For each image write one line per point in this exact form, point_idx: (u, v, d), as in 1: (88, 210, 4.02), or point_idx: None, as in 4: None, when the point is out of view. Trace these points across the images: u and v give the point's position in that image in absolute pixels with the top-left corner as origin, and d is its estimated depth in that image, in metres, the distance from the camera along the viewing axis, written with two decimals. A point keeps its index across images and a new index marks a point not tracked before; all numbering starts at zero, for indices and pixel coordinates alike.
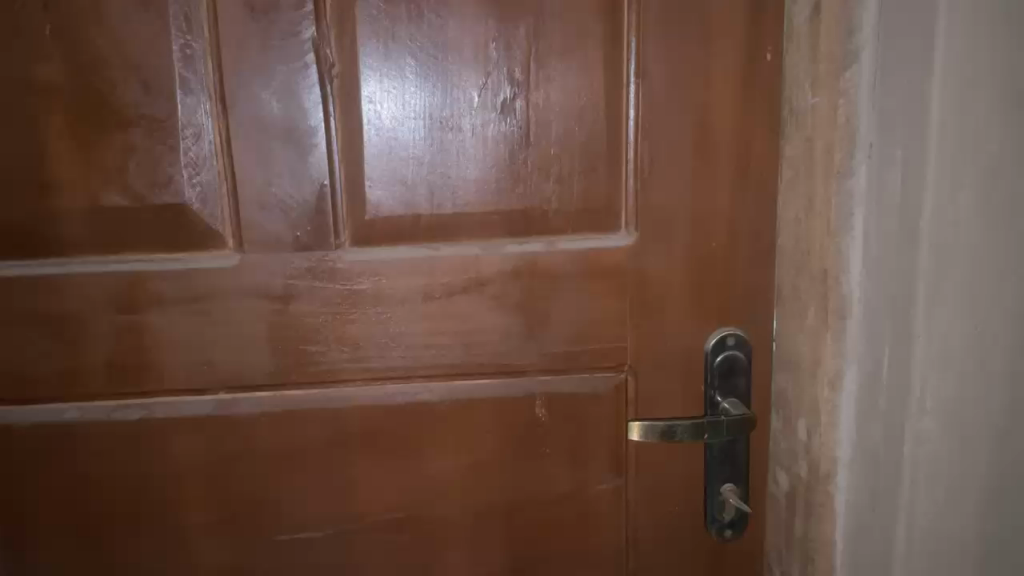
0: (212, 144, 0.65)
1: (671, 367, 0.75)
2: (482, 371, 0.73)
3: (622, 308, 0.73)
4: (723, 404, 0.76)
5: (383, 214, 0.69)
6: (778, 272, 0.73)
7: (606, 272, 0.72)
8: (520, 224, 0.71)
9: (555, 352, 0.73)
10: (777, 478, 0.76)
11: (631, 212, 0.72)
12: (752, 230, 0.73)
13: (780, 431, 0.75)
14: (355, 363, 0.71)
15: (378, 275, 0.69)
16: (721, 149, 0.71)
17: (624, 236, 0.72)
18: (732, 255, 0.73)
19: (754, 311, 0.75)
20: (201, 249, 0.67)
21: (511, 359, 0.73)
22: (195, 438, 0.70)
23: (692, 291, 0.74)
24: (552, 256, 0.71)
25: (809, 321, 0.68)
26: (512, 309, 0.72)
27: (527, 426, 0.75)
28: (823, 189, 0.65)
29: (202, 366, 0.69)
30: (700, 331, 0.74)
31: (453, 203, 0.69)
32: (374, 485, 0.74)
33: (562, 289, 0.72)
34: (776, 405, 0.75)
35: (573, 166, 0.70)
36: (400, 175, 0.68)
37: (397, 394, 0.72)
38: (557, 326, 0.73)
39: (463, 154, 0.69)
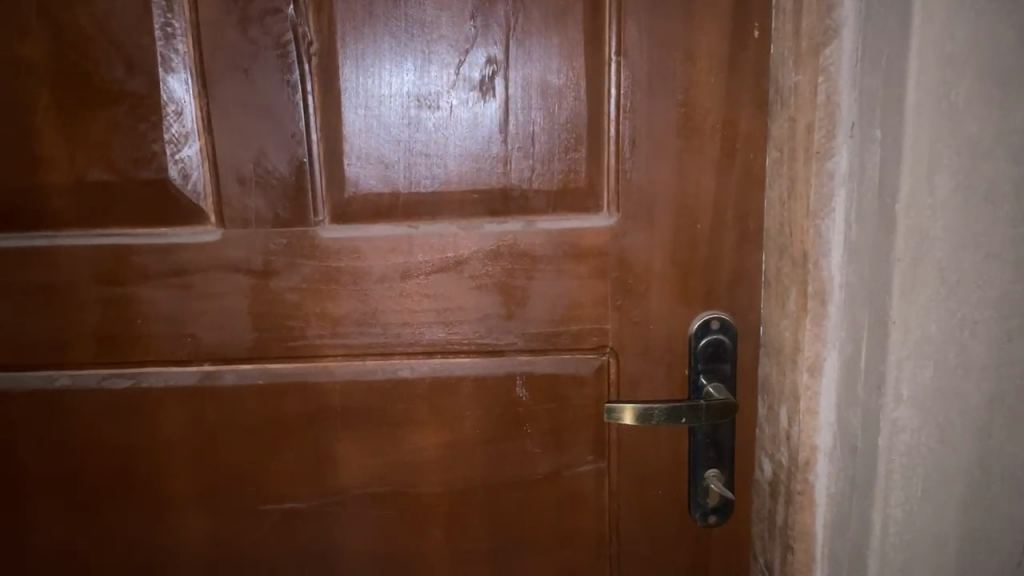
0: (193, 121, 0.67)
1: (654, 350, 0.74)
2: (462, 350, 0.73)
3: (603, 290, 0.72)
4: (708, 388, 0.74)
5: (362, 191, 0.69)
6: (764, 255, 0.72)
7: (586, 253, 0.72)
8: (500, 203, 0.71)
9: (535, 333, 0.73)
10: (762, 465, 0.75)
11: (613, 192, 0.71)
12: (738, 212, 0.71)
13: (765, 417, 0.74)
14: (336, 339, 0.72)
15: (358, 253, 0.70)
16: (706, 128, 0.70)
17: (605, 217, 0.71)
18: (717, 237, 0.72)
19: (740, 295, 0.73)
20: (184, 224, 0.69)
21: (491, 338, 0.73)
22: (179, 409, 0.72)
23: (675, 273, 0.73)
24: (531, 236, 0.71)
25: (790, 305, 0.67)
26: (491, 289, 0.72)
27: (508, 406, 0.75)
28: (803, 171, 0.64)
29: (186, 339, 0.71)
30: (684, 314, 0.74)
31: (432, 182, 0.70)
32: (355, 459, 0.75)
33: (541, 269, 0.72)
34: (762, 391, 0.74)
35: (553, 146, 0.70)
36: (379, 153, 0.69)
37: (378, 371, 0.73)
38: (537, 306, 0.73)
39: (441, 132, 0.69)
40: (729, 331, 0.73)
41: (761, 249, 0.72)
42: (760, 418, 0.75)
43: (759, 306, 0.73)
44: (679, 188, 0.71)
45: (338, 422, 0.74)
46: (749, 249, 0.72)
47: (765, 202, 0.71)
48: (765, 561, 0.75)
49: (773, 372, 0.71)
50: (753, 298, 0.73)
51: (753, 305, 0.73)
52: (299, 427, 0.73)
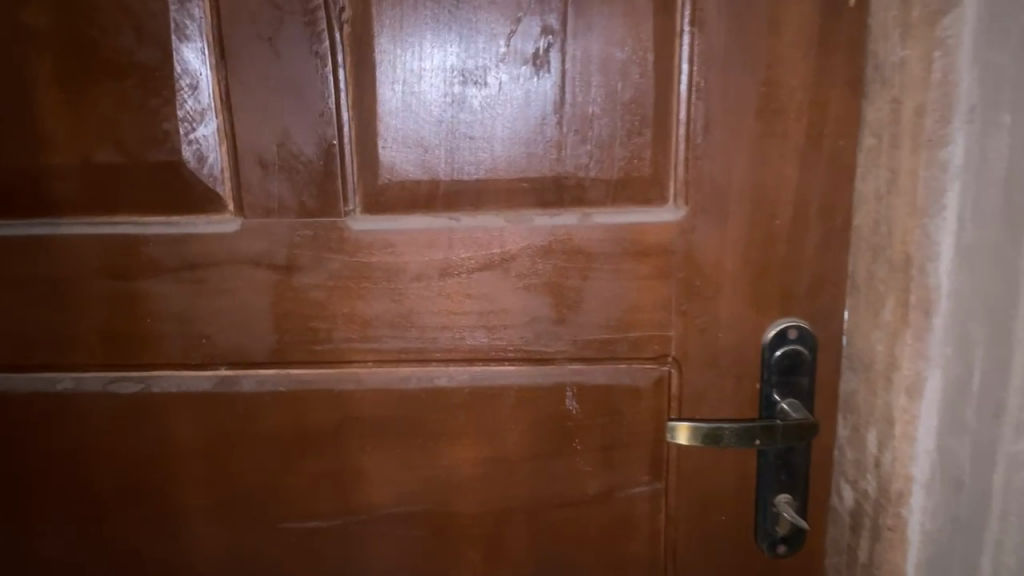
0: (210, 97, 0.59)
1: (721, 361, 0.66)
2: (505, 357, 0.65)
3: (666, 293, 0.64)
4: (782, 405, 0.66)
5: (398, 177, 0.61)
6: (850, 257, 0.63)
7: (648, 251, 0.63)
8: (553, 193, 0.62)
9: (588, 340, 0.65)
10: (841, 493, 0.67)
11: (681, 183, 0.63)
12: (823, 206, 0.63)
13: (847, 440, 0.65)
14: (365, 343, 0.64)
15: (392, 247, 0.62)
16: (789, 111, 0.61)
17: (671, 210, 0.63)
18: (798, 235, 0.63)
19: (823, 301, 0.65)
20: (199, 212, 0.62)
21: (539, 345, 0.65)
22: (193, 416, 0.65)
23: (749, 276, 0.64)
24: (587, 231, 0.63)
25: (885, 316, 0.59)
26: (541, 289, 0.64)
27: (556, 419, 0.67)
28: (908, 162, 0.55)
29: (200, 340, 0.64)
30: (757, 321, 0.65)
31: (477, 168, 0.62)
32: (385, 476, 0.67)
33: (597, 269, 0.64)
34: (844, 409, 0.65)
35: (614, 129, 0.61)
36: (417, 135, 0.61)
37: (411, 379, 0.65)
38: (591, 311, 0.64)
39: (488, 112, 0.61)
40: (809, 343, 0.65)
41: (848, 249, 0.63)
42: (840, 439, 0.66)
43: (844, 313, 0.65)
44: (757, 178, 0.62)
45: (366, 433, 0.66)
46: (835, 250, 0.64)
47: (854, 196, 0.62)
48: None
49: (860, 390, 0.63)
50: (836, 305, 0.65)
51: (837, 312, 0.65)
52: (323, 439, 0.66)
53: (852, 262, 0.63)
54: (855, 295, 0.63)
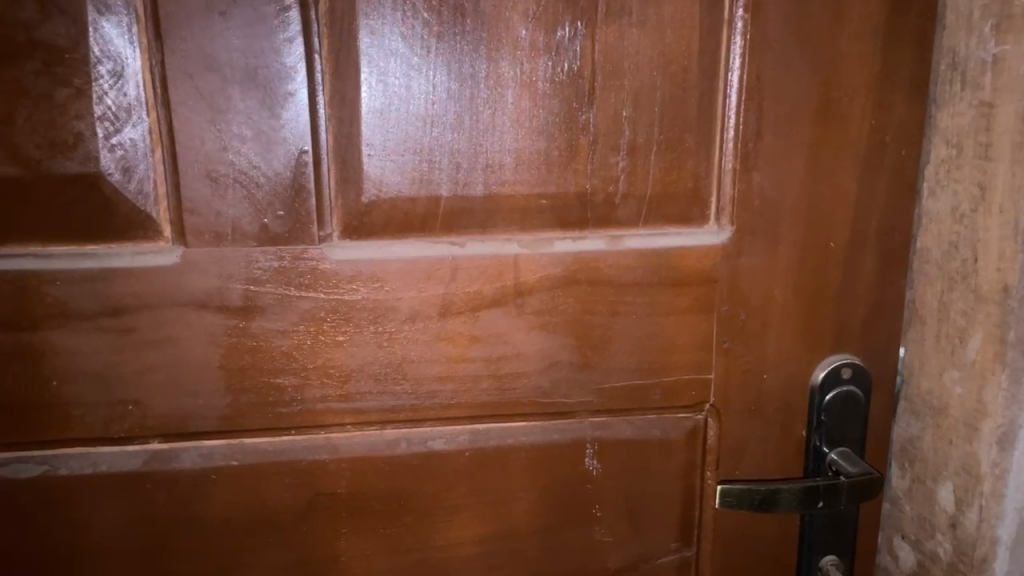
0: (141, 87, 0.45)
1: (766, 407, 0.56)
2: (516, 411, 0.53)
3: (706, 330, 0.54)
4: (831, 456, 0.57)
5: (387, 194, 0.49)
6: (912, 284, 0.55)
7: (688, 282, 0.53)
8: (577, 212, 0.51)
9: (615, 388, 0.54)
10: (897, 551, 0.59)
11: (726, 199, 0.52)
12: (886, 226, 0.54)
13: (906, 493, 0.57)
14: (343, 401, 0.51)
15: (380, 281, 0.49)
16: (852, 115, 0.52)
17: (714, 231, 0.53)
18: (857, 260, 0.54)
19: (879, 334, 0.56)
20: (126, 240, 0.47)
21: (557, 397, 0.54)
22: (115, 504, 0.50)
23: (800, 308, 0.54)
24: (617, 258, 0.52)
25: (968, 354, 0.50)
26: (561, 329, 0.52)
27: (573, 483, 0.56)
28: (1006, 175, 0.47)
29: (126, 406, 0.49)
30: (808, 360, 0.56)
31: (487, 182, 0.50)
32: (367, 563, 0.54)
33: (628, 303, 0.53)
34: (903, 457, 0.57)
35: (651, 135, 0.51)
36: (412, 140, 0.48)
37: (401, 442, 0.53)
38: (620, 353, 0.53)
39: (501, 112, 0.49)
40: (864, 383, 0.56)
41: (908, 275, 0.55)
42: (896, 490, 0.58)
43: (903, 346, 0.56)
44: (814, 195, 0.53)
45: (344, 513, 0.53)
46: (896, 275, 0.55)
47: (917, 213, 0.54)
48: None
49: (929, 436, 0.54)
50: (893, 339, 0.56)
51: (894, 347, 0.56)
52: (289, 523, 0.53)
53: (915, 289, 0.55)
54: (919, 327, 0.55)
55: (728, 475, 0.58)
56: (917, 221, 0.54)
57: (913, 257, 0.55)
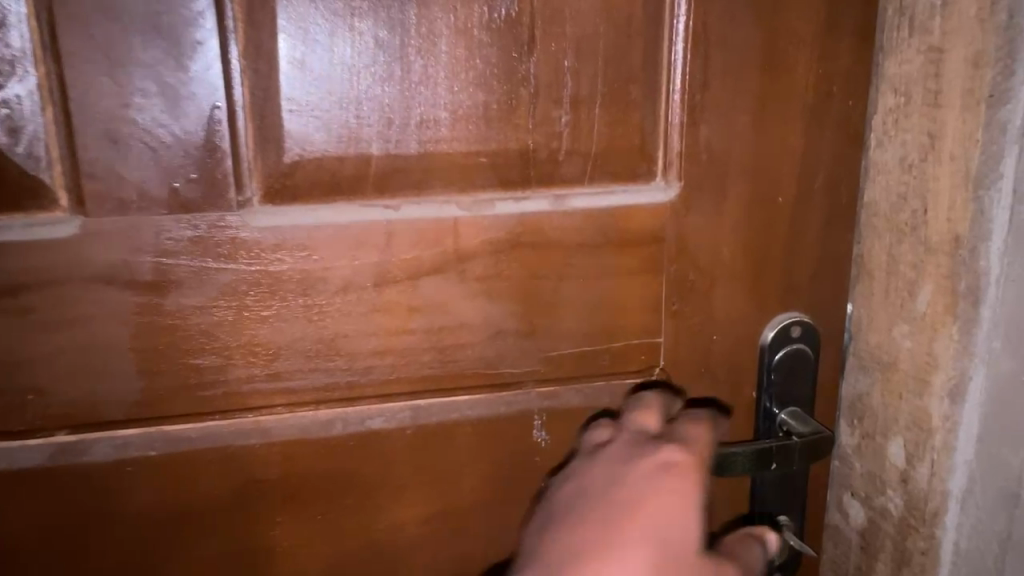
0: (24, 36, 0.40)
1: (715, 368, 0.55)
2: (462, 384, 0.50)
3: (654, 292, 0.52)
4: (782, 417, 0.56)
5: (312, 152, 0.44)
6: (859, 238, 0.54)
7: (635, 241, 0.51)
8: (518, 170, 0.48)
9: (562, 356, 0.52)
10: (846, 509, 0.58)
11: (674, 153, 0.50)
12: (833, 178, 0.52)
13: (856, 449, 0.56)
14: (272, 381, 0.47)
15: (307, 249, 0.45)
16: (800, 63, 0.50)
17: (661, 188, 0.50)
18: (805, 214, 0.53)
19: (826, 290, 0.55)
20: (18, 211, 0.42)
21: (503, 367, 0.51)
22: (20, 504, 0.45)
23: (749, 266, 0.53)
24: (561, 218, 0.49)
25: (919, 307, 0.50)
26: (505, 295, 0.49)
27: (521, 457, 0.53)
28: (956, 122, 0.46)
29: (26, 396, 0.44)
30: (756, 319, 0.54)
31: (420, 137, 0.46)
32: (305, 551, 0.51)
33: (575, 265, 0.50)
34: (851, 414, 0.57)
35: (594, 86, 0.48)
36: (337, 93, 0.44)
37: (337, 422, 0.49)
38: (567, 319, 0.51)
39: (434, 63, 0.45)
40: (811, 342, 0.55)
41: (854, 229, 0.54)
42: (844, 447, 0.58)
43: (849, 302, 0.56)
44: (762, 149, 0.51)
45: (277, 501, 0.49)
46: (843, 229, 0.54)
47: (863, 166, 0.53)
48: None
49: (879, 392, 0.54)
50: (840, 295, 0.55)
51: (840, 303, 0.55)
52: (218, 514, 0.49)
53: (863, 243, 0.54)
54: (867, 283, 0.54)
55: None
56: (863, 174, 0.53)
57: (860, 210, 0.53)
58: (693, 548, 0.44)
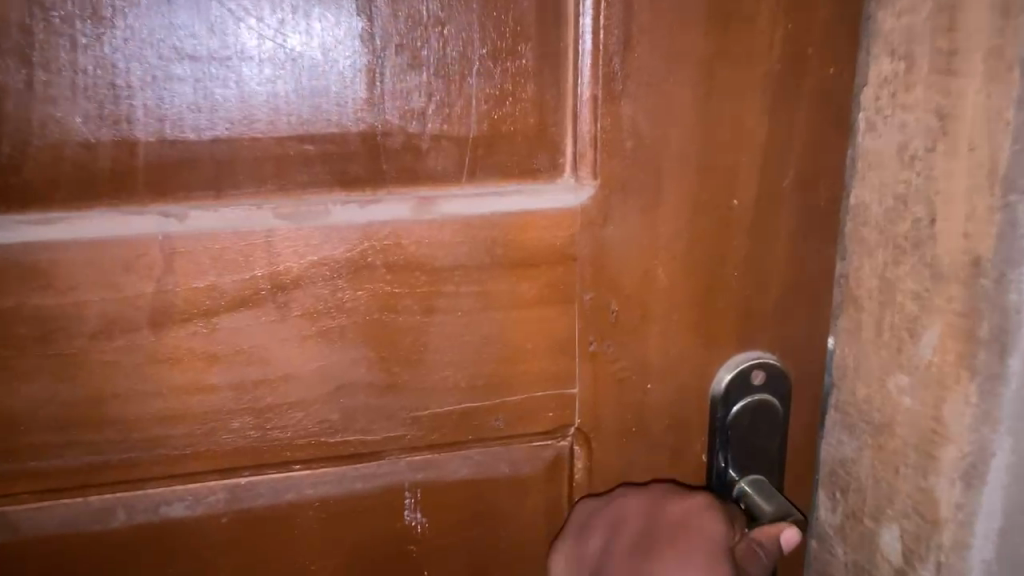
0: None
1: (650, 428, 0.41)
2: (294, 457, 0.36)
3: (563, 327, 0.38)
4: (741, 486, 0.42)
5: (46, 139, 0.30)
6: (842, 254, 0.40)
7: (534, 261, 0.37)
8: (362, 164, 0.34)
9: (438, 416, 0.38)
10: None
11: (586, 139, 0.36)
12: (806, 173, 0.39)
13: (836, 528, 0.43)
14: (12, 460, 0.33)
15: (49, 277, 0.32)
16: (760, 16, 0.36)
17: (568, 187, 0.36)
18: (768, 222, 0.39)
19: (798, 322, 0.41)
20: None
21: (354, 434, 0.37)
22: None
23: (693, 293, 0.39)
24: (427, 230, 0.35)
25: (923, 354, 0.36)
26: (351, 336, 0.35)
27: (388, 547, 0.40)
28: (979, 98, 0.32)
29: None
30: (705, 362, 0.41)
31: (209, 130, 0.32)
32: None
33: (450, 295, 0.36)
34: (832, 482, 0.43)
35: (469, 45, 0.33)
36: (78, 49, 0.30)
37: (116, 509, 0.35)
38: (442, 368, 0.37)
39: (226, 6, 0.31)
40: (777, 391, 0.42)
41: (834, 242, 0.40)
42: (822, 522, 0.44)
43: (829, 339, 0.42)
44: (710, 133, 0.37)
45: None
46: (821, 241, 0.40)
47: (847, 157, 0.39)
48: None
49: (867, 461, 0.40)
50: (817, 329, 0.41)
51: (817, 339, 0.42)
52: None
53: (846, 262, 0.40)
54: (852, 315, 0.40)
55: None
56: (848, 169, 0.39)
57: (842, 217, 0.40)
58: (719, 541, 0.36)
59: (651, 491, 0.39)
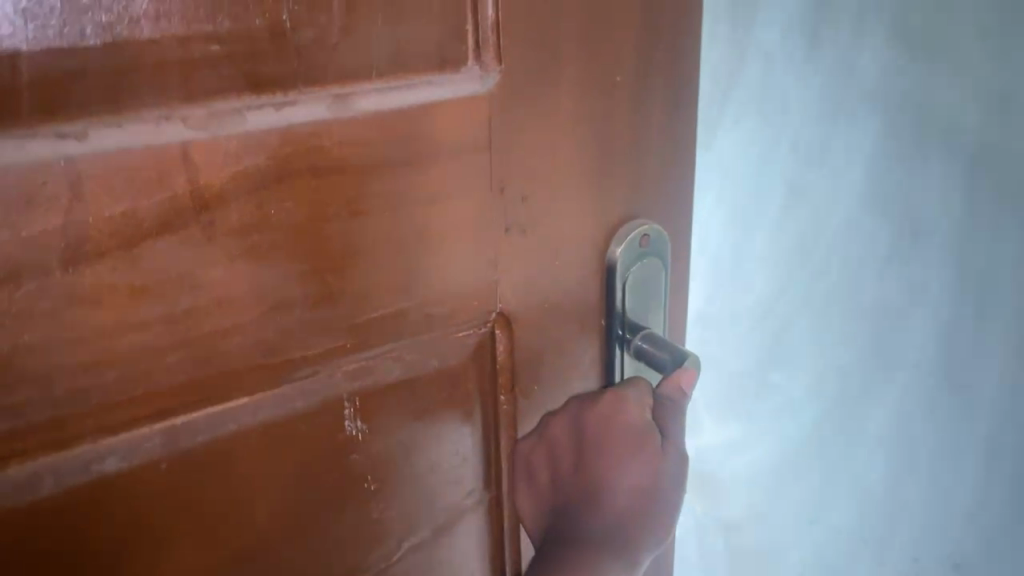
0: None
1: (564, 314, 0.45)
2: (235, 382, 0.35)
3: (466, 213, 0.38)
4: (607, 325, 0.46)
5: None
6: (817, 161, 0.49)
7: (455, 153, 0.37)
8: (276, 61, 0.31)
9: (375, 316, 0.38)
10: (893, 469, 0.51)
11: (488, 26, 0.36)
12: (631, 53, 0.41)
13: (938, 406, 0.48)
14: None
15: None
16: None
17: (477, 76, 0.37)
18: (624, 107, 0.42)
19: (659, 184, 0.45)
20: None
21: (296, 347, 0.36)
22: None
23: (584, 156, 0.42)
24: (346, 128, 0.34)
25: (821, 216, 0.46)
26: (285, 248, 0.34)
27: (322, 449, 0.39)
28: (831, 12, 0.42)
29: None
30: (592, 233, 0.44)
31: (104, 37, 0.28)
32: None
33: (383, 188, 0.35)
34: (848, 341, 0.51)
35: None
36: None
37: (43, 478, 0.31)
38: (386, 268, 0.37)
39: None
40: (630, 232, 0.44)
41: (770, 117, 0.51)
42: (905, 414, 0.49)
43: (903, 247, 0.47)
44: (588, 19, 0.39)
45: None
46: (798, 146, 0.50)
47: (824, 49, 0.47)
48: (794, 566, 0.59)
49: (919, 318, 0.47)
50: (822, 201, 0.50)
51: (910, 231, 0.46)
52: None
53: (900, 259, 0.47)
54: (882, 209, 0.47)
55: (525, 396, 0.45)
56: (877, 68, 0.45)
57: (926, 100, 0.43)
58: (546, 355, 0.45)
59: (568, 351, 0.46)
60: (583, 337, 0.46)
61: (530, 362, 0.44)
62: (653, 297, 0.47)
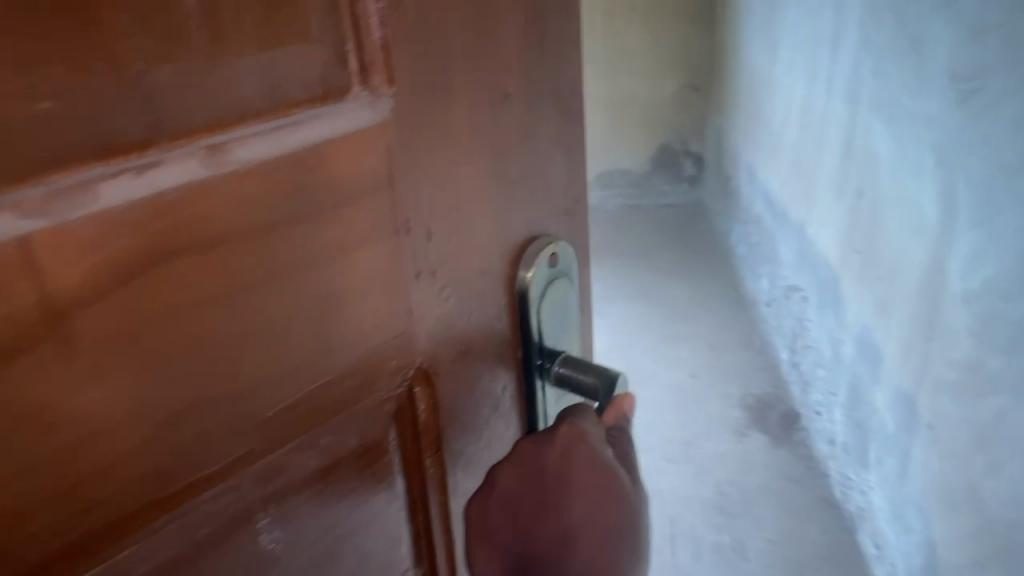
0: None
1: (480, 356, 0.40)
2: (125, 528, 0.27)
3: (371, 266, 0.33)
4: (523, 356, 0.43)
5: None
6: None
7: (352, 199, 0.31)
8: (135, 114, 0.24)
9: (285, 405, 0.31)
10: None
11: (377, 47, 0.31)
12: (521, 66, 0.37)
13: None
14: None
15: None
16: None
17: (368, 105, 0.31)
18: (519, 123, 0.38)
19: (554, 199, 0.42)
20: None
21: (195, 464, 0.28)
22: None
23: (485, 181, 0.37)
24: (226, 187, 0.27)
25: None
26: (170, 348, 0.26)
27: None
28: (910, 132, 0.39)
29: None
30: (499, 262, 0.39)
31: None
32: None
33: (276, 255, 0.29)
34: None
35: None
36: None
37: None
38: (291, 348, 0.30)
39: None
40: (539, 252, 0.41)
41: None
42: None
43: None
44: (478, 32, 0.35)
45: None
46: None
47: None
48: None
49: None
50: None
51: None
52: None
53: None
54: None
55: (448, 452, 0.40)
56: None
57: None
58: (466, 404, 0.40)
59: (487, 394, 0.41)
60: (501, 373, 0.42)
61: (452, 414, 0.39)
62: (560, 317, 0.44)
